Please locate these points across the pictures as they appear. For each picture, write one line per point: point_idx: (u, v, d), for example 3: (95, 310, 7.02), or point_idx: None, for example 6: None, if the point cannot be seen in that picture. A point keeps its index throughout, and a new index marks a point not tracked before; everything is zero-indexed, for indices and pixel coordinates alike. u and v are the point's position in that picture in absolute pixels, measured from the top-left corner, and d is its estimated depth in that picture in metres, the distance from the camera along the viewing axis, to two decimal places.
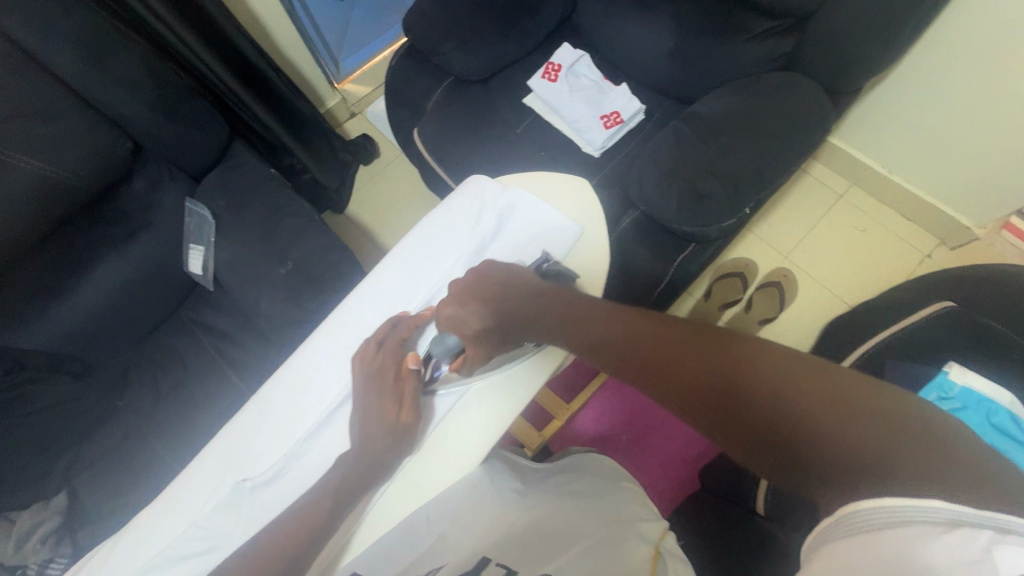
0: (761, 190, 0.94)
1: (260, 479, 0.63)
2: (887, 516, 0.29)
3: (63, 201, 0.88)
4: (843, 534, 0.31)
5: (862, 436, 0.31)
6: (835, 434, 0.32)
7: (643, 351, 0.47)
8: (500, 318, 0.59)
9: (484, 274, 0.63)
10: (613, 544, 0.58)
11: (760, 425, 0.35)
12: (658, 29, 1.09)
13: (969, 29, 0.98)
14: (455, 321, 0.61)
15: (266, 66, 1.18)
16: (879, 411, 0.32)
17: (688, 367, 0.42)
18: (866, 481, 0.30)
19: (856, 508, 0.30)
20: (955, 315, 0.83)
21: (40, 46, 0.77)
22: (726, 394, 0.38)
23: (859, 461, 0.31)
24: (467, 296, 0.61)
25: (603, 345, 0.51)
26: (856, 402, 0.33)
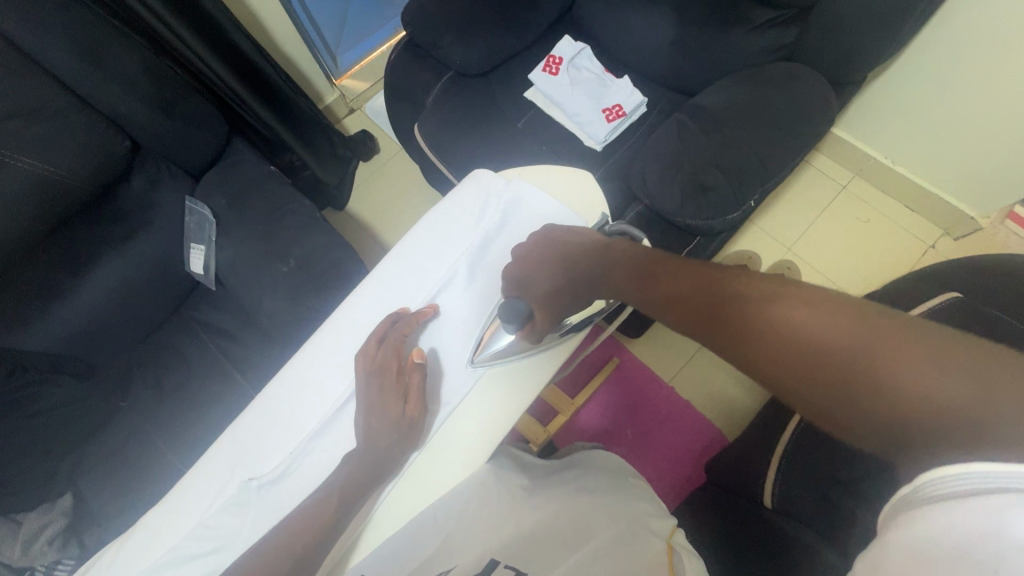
0: (765, 182, 0.93)
1: (266, 478, 0.63)
2: (961, 485, 0.30)
3: (62, 201, 0.87)
4: (916, 504, 0.32)
5: (955, 398, 0.33)
6: (922, 394, 0.34)
7: (706, 312, 0.48)
8: (571, 272, 0.63)
9: (545, 234, 0.66)
10: (624, 543, 0.58)
11: (838, 387, 0.38)
12: (659, 20, 1.08)
13: (972, 17, 0.97)
14: (515, 281, 0.64)
15: (265, 63, 1.17)
16: (965, 363, 0.33)
17: (753, 331, 0.43)
18: (961, 441, 0.32)
19: (937, 472, 0.31)
20: (961, 306, 0.83)
21: (38, 45, 0.76)
22: (796, 355, 0.40)
23: (949, 423, 0.33)
24: (535, 257, 0.65)
25: (666, 303, 0.53)
26: (938, 365, 0.34)
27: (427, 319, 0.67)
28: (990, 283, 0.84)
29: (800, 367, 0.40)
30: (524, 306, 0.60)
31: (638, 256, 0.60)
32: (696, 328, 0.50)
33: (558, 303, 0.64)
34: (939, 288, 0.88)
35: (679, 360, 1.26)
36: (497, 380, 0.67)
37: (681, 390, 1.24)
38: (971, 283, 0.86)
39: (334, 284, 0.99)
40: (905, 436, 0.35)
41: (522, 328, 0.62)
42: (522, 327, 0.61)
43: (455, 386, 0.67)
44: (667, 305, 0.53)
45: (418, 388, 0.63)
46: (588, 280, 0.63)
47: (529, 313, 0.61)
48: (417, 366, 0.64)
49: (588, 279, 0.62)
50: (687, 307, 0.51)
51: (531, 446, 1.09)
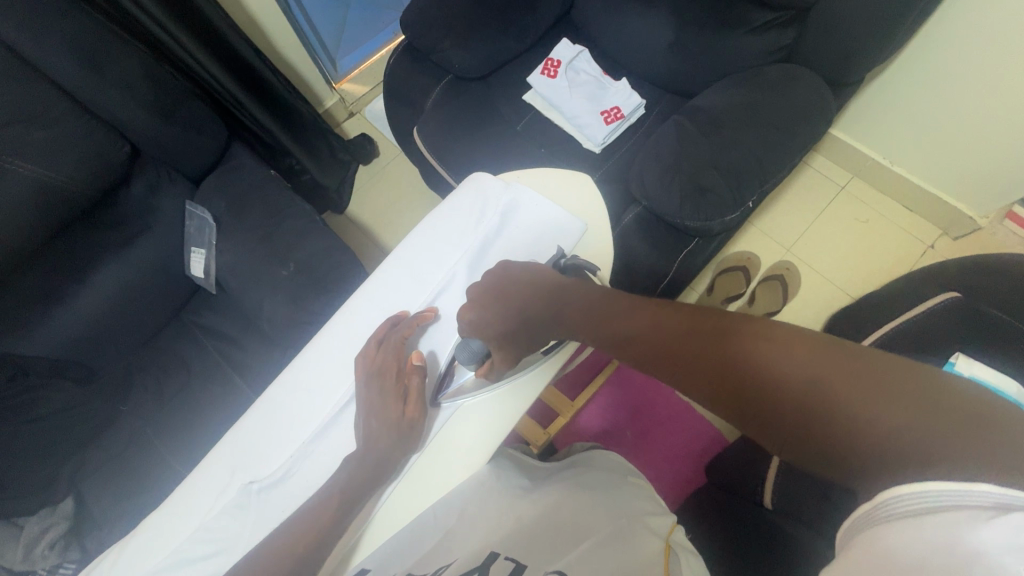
0: (763, 183, 0.94)
1: (267, 480, 0.63)
2: (926, 502, 0.32)
3: (62, 206, 0.87)
4: (877, 521, 0.34)
5: (909, 428, 0.35)
6: (878, 424, 0.36)
7: (676, 349, 0.51)
8: (528, 314, 0.62)
9: (504, 271, 0.64)
10: (622, 538, 0.58)
11: (794, 419, 0.40)
12: (657, 22, 1.09)
13: (969, 17, 0.97)
14: (473, 326, 0.62)
15: (264, 68, 1.18)
16: (909, 400, 0.36)
17: (720, 366, 0.46)
18: (904, 466, 0.34)
19: (897, 493, 0.33)
20: (959, 306, 0.83)
21: (39, 52, 0.77)
22: (768, 391, 0.42)
23: (897, 445, 0.35)
24: (489, 297, 0.63)
25: (644, 343, 0.54)
26: (887, 396, 0.37)
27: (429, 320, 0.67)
28: (988, 282, 0.84)
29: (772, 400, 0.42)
30: (483, 344, 0.63)
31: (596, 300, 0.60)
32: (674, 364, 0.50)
33: (516, 343, 0.63)
34: (938, 288, 0.88)
35: None
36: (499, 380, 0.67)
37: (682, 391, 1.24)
38: (969, 282, 0.86)
39: (334, 288, 0.99)
40: (857, 460, 0.37)
41: (477, 367, 0.64)
42: (480, 366, 0.64)
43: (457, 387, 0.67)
44: (643, 350, 0.54)
45: (420, 390, 0.63)
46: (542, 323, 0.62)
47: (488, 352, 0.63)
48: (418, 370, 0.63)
49: (543, 321, 0.62)
50: (662, 348, 0.52)
51: (531, 448, 1.09)
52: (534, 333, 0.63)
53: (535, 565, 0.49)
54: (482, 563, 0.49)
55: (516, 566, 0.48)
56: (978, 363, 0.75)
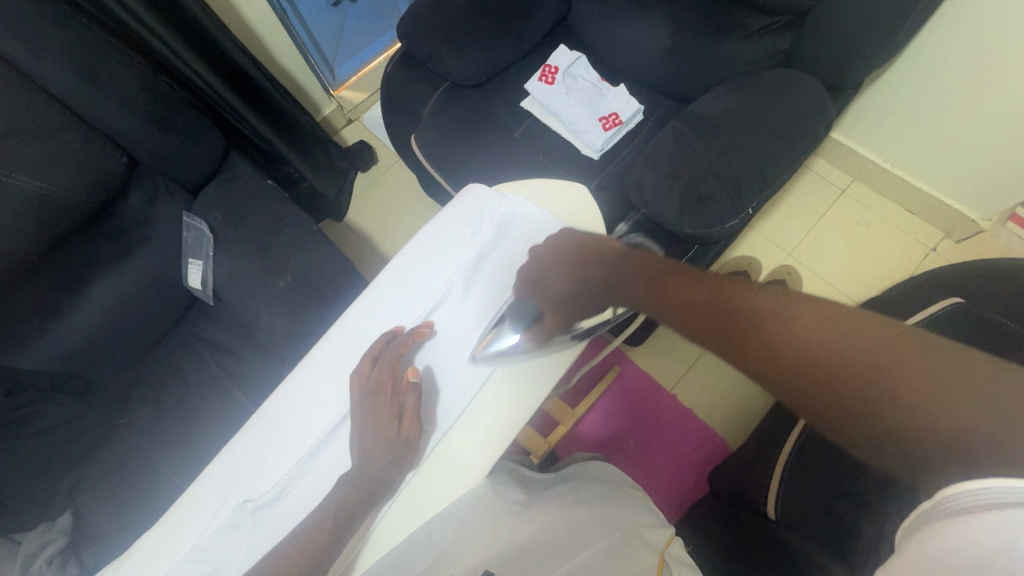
0: (764, 189, 0.93)
1: (261, 499, 0.62)
2: (979, 499, 0.35)
3: (60, 220, 0.87)
4: (941, 517, 0.37)
5: (977, 422, 0.38)
6: (945, 420, 0.39)
7: (730, 325, 0.50)
8: (585, 276, 0.61)
9: (565, 237, 0.64)
10: (619, 551, 0.57)
11: (862, 408, 0.41)
12: (654, 28, 1.08)
13: (969, 21, 0.97)
14: (526, 279, 0.63)
15: (261, 77, 1.18)
16: (977, 393, 0.39)
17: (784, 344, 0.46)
18: (973, 463, 0.37)
19: (957, 488, 0.36)
20: (964, 311, 0.81)
21: (36, 64, 0.77)
22: (826, 373, 0.43)
23: (963, 442, 0.38)
24: (551, 259, 0.63)
25: (687, 313, 0.54)
26: (952, 393, 0.39)
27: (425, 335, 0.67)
28: (991, 288, 0.83)
29: (833, 381, 0.43)
30: (536, 305, 0.61)
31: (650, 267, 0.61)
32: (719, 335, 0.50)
33: (569, 304, 0.61)
34: (940, 294, 0.87)
35: (680, 368, 1.25)
36: (501, 391, 0.66)
37: (684, 398, 1.23)
38: (971, 288, 0.85)
39: (332, 299, 0.98)
40: (919, 450, 0.39)
41: (528, 327, 0.61)
42: (530, 327, 0.61)
43: (456, 399, 0.65)
44: (684, 317, 0.54)
45: (413, 409, 0.63)
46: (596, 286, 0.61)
47: (541, 312, 0.61)
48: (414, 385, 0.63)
49: (600, 283, 0.61)
50: (708, 316, 0.52)
51: (531, 458, 1.08)
52: (586, 298, 0.61)
53: None
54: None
55: None
56: None
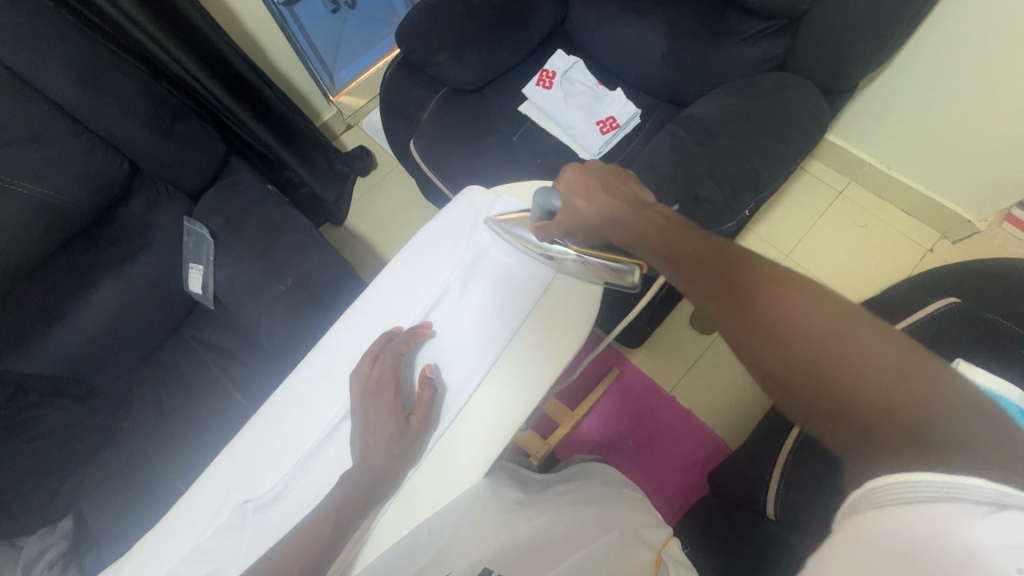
0: (760, 191, 0.94)
1: (261, 500, 0.63)
2: (921, 492, 0.34)
3: (62, 225, 0.88)
4: (874, 503, 0.36)
5: (909, 413, 0.36)
6: (886, 402, 0.37)
7: (708, 274, 0.49)
8: (613, 205, 0.60)
9: (619, 174, 0.66)
10: (615, 551, 0.58)
11: (801, 372, 0.41)
12: (650, 32, 1.09)
13: (962, 24, 0.98)
14: (567, 187, 0.64)
15: (262, 83, 1.19)
16: (918, 384, 0.36)
17: (750, 302, 0.45)
18: (904, 450, 0.36)
19: (898, 485, 0.35)
20: (959, 311, 0.83)
21: (38, 73, 0.78)
22: (787, 338, 0.42)
23: (905, 424, 0.36)
24: (592, 184, 0.63)
25: (680, 259, 0.52)
26: (903, 375, 0.37)
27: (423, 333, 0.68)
28: (986, 287, 0.84)
29: (791, 346, 0.42)
30: (561, 205, 0.63)
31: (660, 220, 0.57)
32: (700, 287, 0.49)
33: (576, 225, 0.62)
34: (936, 294, 0.88)
35: (679, 369, 1.26)
36: (500, 390, 0.66)
37: (683, 398, 1.24)
38: (967, 288, 0.86)
39: (333, 302, 0.99)
40: (857, 427, 0.38)
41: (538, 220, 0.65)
42: (540, 220, 0.64)
43: (454, 398, 0.66)
44: (675, 266, 0.52)
45: (430, 400, 0.64)
46: (606, 216, 0.60)
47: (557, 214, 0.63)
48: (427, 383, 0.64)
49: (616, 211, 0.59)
50: (695, 267, 0.50)
51: (530, 459, 1.08)
52: (599, 226, 0.61)
53: None
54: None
55: None
56: (980, 370, 0.74)
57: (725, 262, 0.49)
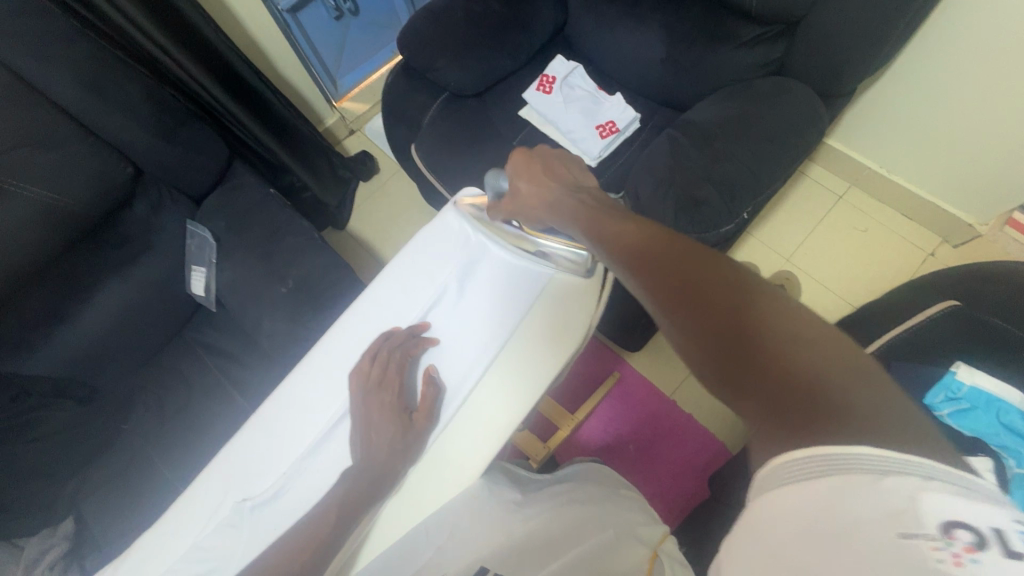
0: (758, 194, 0.94)
1: (258, 499, 0.63)
2: (816, 462, 0.31)
3: (68, 228, 0.89)
4: (773, 488, 0.33)
5: (834, 395, 0.33)
6: (803, 368, 0.35)
7: (653, 258, 0.47)
8: (548, 185, 0.68)
9: (567, 159, 0.72)
10: (612, 550, 0.58)
11: (735, 352, 0.38)
12: (649, 37, 1.10)
13: (958, 28, 0.98)
14: (511, 170, 0.73)
15: (264, 87, 1.20)
16: (846, 368, 0.34)
17: (691, 281, 0.43)
18: (813, 422, 0.33)
19: (792, 458, 0.32)
20: (959, 315, 0.83)
21: (44, 78, 0.79)
22: (724, 318, 0.40)
23: (827, 405, 0.33)
24: (535, 166, 0.71)
25: (626, 252, 0.50)
26: (821, 345, 0.35)
27: (421, 333, 0.69)
28: (986, 291, 0.84)
29: (719, 317, 0.40)
30: (508, 184, 0.73)
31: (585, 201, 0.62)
32: (641, 271, 0.47)
33: (519, 205, 0.70)
34: (936, 297, 0.88)
35: (680, 373, 1.25)
36: (499, 389, 0.66)
37: (684, 402, 1.23)
38: (967, 292, 0.86)
39: (333, 304, 0.99)
40: (780, 401, 0.35)
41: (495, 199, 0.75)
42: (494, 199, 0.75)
43: (454, 396, 0.67)
44: (623, 254, 0.50)
45: (434, 397, 0.65)
46: (543, 200, 0.67)
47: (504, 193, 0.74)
48: (430, 380, 0.66)
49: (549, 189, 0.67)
50: (643, 253, 0.49)
51: (530, 462, 1.08)
52: (535, 200, 0.69)
53: None
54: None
55: None
56: (980, 372, 0.77)
57: (670, 249, 0.47)
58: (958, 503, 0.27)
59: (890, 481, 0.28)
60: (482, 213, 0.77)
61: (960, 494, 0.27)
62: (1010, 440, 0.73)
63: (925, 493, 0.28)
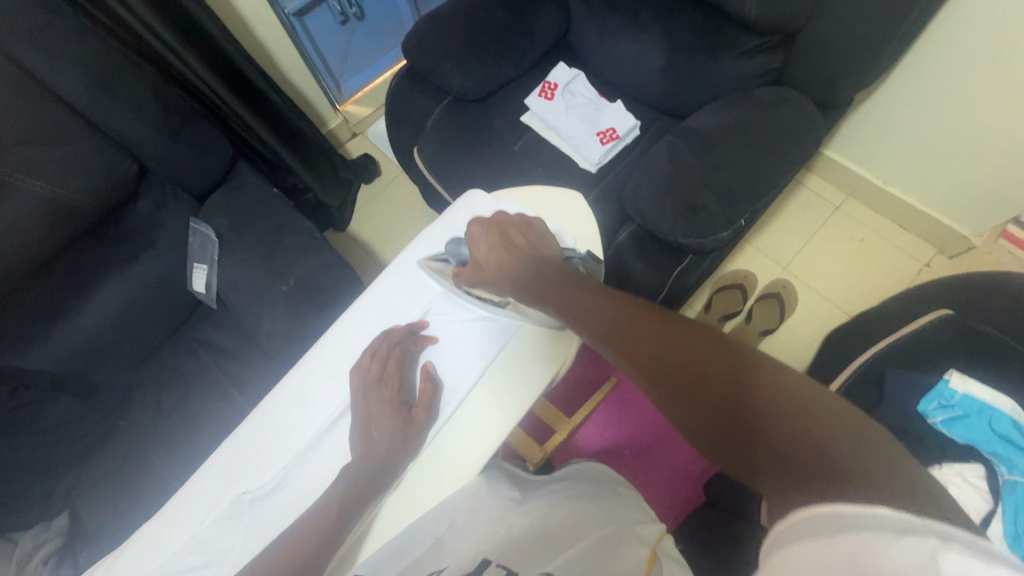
0: (756, 201, 0.95)
1: (258, 491, 0.64)
2: (836, 519, 0.29)
3: (71, 222, 0.90)
4: (790, 541, 0.31)
5: (825, 453, 0.33)
6: (800, 428, 0.35)
7: (636, 336, 0.49)
8: (510, 262, 0.65)
9: (524, 222, 0.69)
10: (612, 550, 0.58)
11: (726, 419, 0.39)
12: (650, 47, 1.12)
13: (955, 41, 1.00)
14: (471, 239, 0.70)
15: (270, 89, 1.22)
16: (827, 426, 0.34)
17: (673, 356, 0.44)
18: (815, 480, 0.32)
19: (807, 511, 0.31)
20: (952, 323, 0.84)
21: (52, 74, 0.80)
22: (709, 386, 0.41)
23: (821, 466, 0.33)
24: (494, 234, 0.68)
25: (604, 324, 0.52)
26: (812, 403, 0.36)
27: (420, 331, 0.71)
28: (980, 299, 0.85)
29: (712, 390, 0.40)
30: (468, 254, 0.71)
31: (555, 271, 0.61)
32: (632, 354, 0.48)
33: (484, 281, 0.68)
34: (930, 306, 0.89)
35: None
36: (498, 391, 0.68)
37: None
38: (961, 300, 0.87)
39: (334, 303, 1.00)
40: (779, 464, 0.35)
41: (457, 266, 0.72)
42: (455, 263, 0.73)
43: (452, 394, 0.68)
44: (609, 338, 0.51)
45: (432, 393, 0.66)
46: (507, 276, 0.65)
47: (466, 260, 0.72)
48: (428, 377, 0.67)
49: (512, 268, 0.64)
50: (630, 336, 0.49)
51: (526, 464, 1.09)
52: (507, 282, 0.65)
53: (527, 568, 0.49)
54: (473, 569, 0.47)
55: (509, 572, 0.47)
56: (972, 380, 0.78)
57: (646, 327, 0.49)
58: (980, 564, 0.24)
59: (910, 540, 0.27)
60: (444, 270, 0.74)
61: (987, 561, 0.24)
62: (1002, 448, 0.74)
63: (945, 554, 0.25)
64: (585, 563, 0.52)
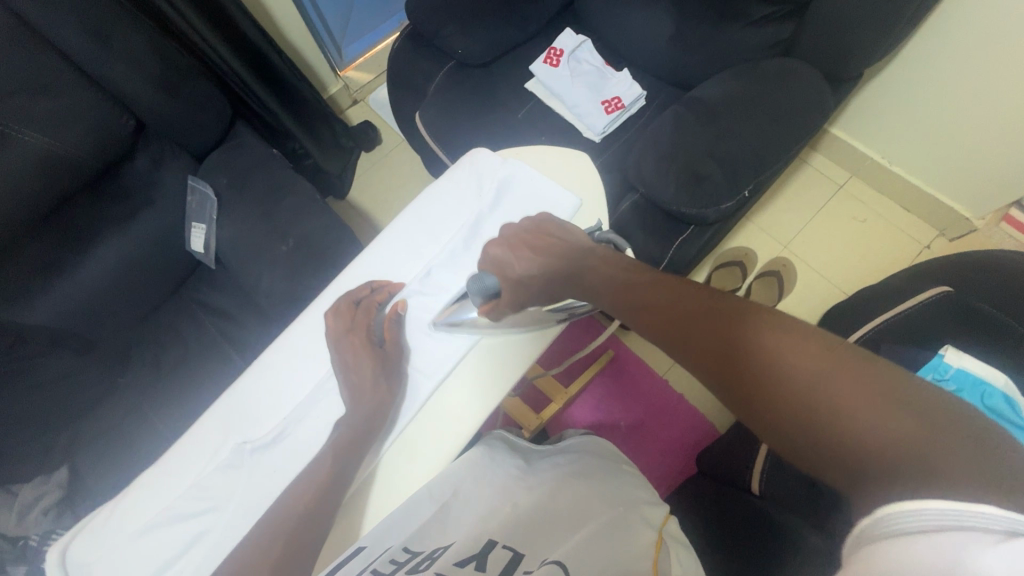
0: (762, 172, 0.94)
1: (258, 441, 0.64)
2: (928, 522, 0.27)
3: (68, 176, 0.89)
4: (877, 541, 0.28)
5: (900, 442, 0.31)
6: (861, 419, 0.32)
7: (670, 320, 0.46)
8: (537, 259, 0.62)
9: (541, 221, 0.66)
10: (620, 530, 0.57)
11: (777, 407, 0.36)
12: (659, 15, 1.10)
13: (975, 18, 0.97)
14: (495, 263, 0.65)
15: (269, 48, 1.18)
16: (897, 412, 0.32)
17: (716, 341, 0.42)
18: (905, 482, 0.29)
19: (894, 508, 0.28)
20: (948, 300, 0.85)
21: (47, 22, 0.77)
22: (759, 373, 0.38)
23: (896, 459, 0.31)
24: (518, 243, 0.65)
25: (635, 307, 0.50)
26: (874, 388, 0.33)
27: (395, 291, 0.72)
28: (980, 278, 0.85)
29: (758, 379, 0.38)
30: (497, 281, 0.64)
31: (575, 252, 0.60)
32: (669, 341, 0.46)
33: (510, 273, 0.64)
34: (930, 283, 0.89)
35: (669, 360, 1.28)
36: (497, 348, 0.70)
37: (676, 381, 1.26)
38: (962, 278, 0.87)
39: (333, 265, 1.00)
40: (847, 458, 0.33)
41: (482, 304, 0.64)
42: (484, 303, 0.64)
43: (451, 351, 0.69)
44: (645, 323, 0.49)
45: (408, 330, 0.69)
46: (534, 268, 0.62)
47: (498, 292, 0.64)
48: (395, 319, 0.68)
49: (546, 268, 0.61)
50: (664, 319, 0.47)
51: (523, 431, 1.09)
52: (529, 278, 0.62)
53: (536, 551, 0.49)
54: (476, 553, 0.47)
55: (515, 554, 0.47)
56: (969, 356, 0.77)
57: (678, 309, 0.46)
58: None
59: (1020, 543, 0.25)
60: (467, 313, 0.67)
61: None
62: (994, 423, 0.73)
63: None
64: (595, 547, 0.52)
